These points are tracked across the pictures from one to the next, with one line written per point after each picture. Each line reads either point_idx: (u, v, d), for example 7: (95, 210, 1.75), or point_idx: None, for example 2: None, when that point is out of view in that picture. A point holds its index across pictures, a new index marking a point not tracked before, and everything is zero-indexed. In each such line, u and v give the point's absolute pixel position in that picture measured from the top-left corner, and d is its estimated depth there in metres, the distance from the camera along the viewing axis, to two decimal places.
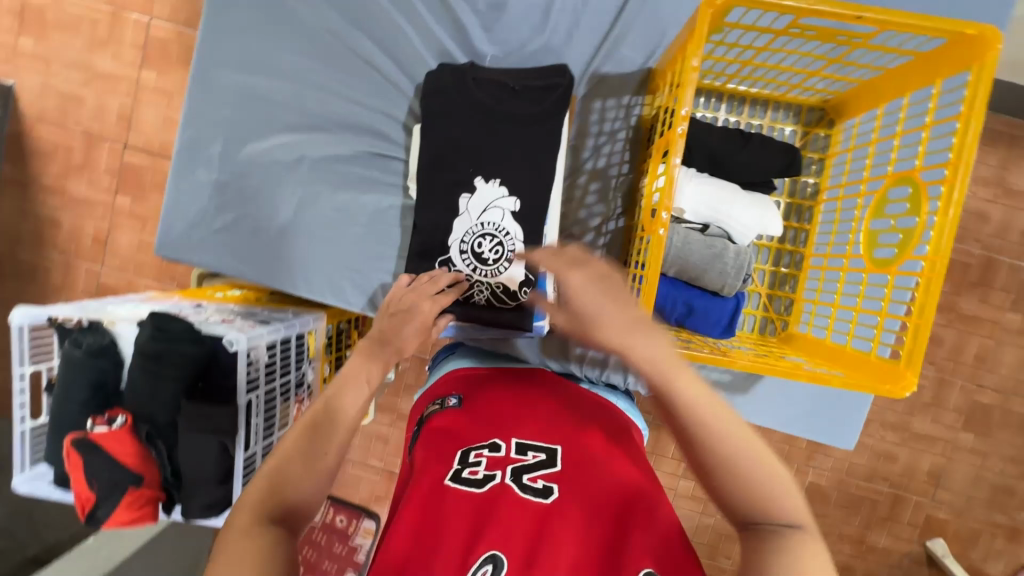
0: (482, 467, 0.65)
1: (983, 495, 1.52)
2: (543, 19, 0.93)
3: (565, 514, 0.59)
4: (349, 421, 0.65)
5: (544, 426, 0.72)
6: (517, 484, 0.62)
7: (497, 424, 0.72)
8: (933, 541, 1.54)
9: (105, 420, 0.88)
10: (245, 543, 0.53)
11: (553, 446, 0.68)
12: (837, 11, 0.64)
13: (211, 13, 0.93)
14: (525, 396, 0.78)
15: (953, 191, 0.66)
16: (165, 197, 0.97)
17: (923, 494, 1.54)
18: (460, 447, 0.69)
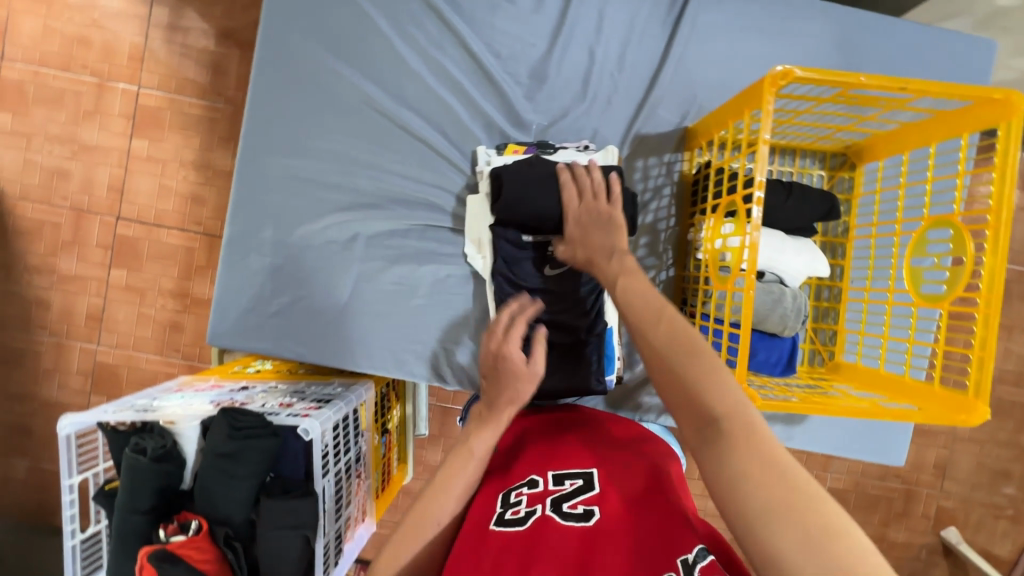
0: (524, 504, 0.66)
1: (985, 481, 1.62)
2: (583, 87, 0.98)
3: (609, 530, 0.60)
4: (478, 459, 0.70)
5: (577, 453, 0.74)
6: (558, 512, 0.63)
7: (533, 461, 0.74)
8: (947, 530, 1.63)
9: (176, 527, 0.85)
10: (416, 540, 0.65)
11: (587, 471, 0.70)
12: (884, 85, 0.72)
13: (258, 101, 0.95)
14: (553, 434, 0.80)
15: (998, 236, 0.73)
16: (216, 286, 0.96)
17: (933, 486, 1.63)
18: (500, 491, 0.71)
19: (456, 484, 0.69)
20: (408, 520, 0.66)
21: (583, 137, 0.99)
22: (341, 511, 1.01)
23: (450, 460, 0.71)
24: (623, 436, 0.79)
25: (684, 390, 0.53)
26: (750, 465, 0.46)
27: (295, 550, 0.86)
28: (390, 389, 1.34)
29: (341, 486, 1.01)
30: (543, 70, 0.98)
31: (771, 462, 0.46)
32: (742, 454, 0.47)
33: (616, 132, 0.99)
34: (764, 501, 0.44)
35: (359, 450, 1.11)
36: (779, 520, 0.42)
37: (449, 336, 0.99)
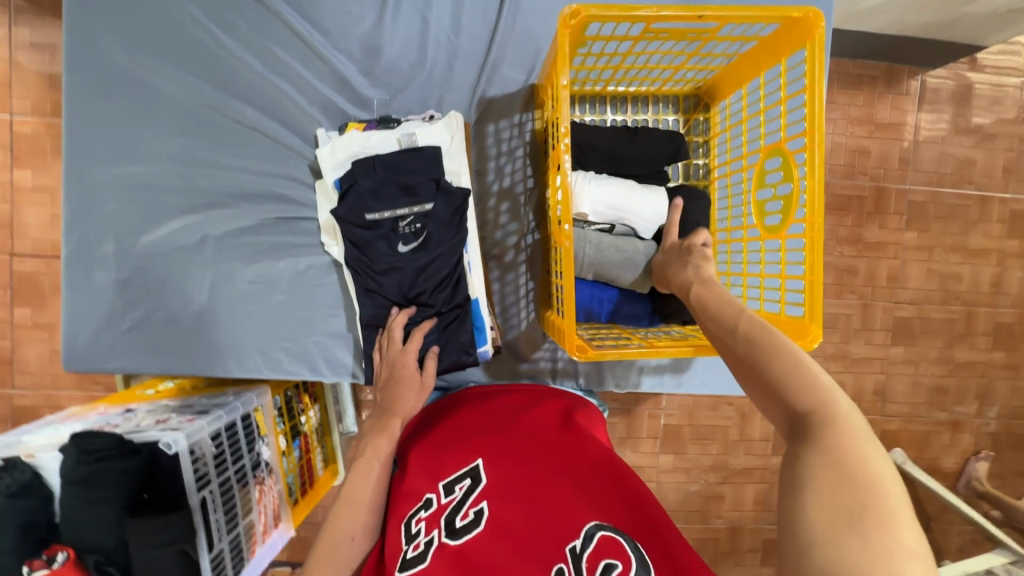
0: (423, 535, 0.65)
1: (923, 399, 1.66)
2: (421, 55, 0.95)
3: (502, 529, 0.60)
4: (382, 460, 0.77)
5: (464, 448, 0.73)
6: (452, 533, 0.63)
7: (424, 475, 0.72)
8: (892, 452, 1.66)
9: (43, 561, 0.82)
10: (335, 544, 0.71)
11: (472, 465, 0.70)
12: (681, 14, 0.69)
13: (76, 110, 0.89)
14: (440, 433, 0.79)
15: (814, 157, 0.73)
16: (62, 310, 0.91)
17: (875, 412, 1.66)
18: (403, 518, 0.69)
19: (362, 492, 0.74)
20: (322, 535, 0.72)
21: (428, 107, 0.96)
22: (237, 522, 0.98)
23: (356, 468, 0.76)
24: (516, 404, 0.82)
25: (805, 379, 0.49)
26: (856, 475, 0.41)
27: (174, 565, 0.85)
28: (298, 390, 1.31)
29: (234, 496, 0.98)
30: (377, 42, 0.93)
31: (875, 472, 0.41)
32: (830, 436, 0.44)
33: (462, 99, 0.97)
34: (823, 499, 0.40)
35: (258, 456, 1.08)
36: (840, 522, 0.39)
37: (319, 329, 0.96)
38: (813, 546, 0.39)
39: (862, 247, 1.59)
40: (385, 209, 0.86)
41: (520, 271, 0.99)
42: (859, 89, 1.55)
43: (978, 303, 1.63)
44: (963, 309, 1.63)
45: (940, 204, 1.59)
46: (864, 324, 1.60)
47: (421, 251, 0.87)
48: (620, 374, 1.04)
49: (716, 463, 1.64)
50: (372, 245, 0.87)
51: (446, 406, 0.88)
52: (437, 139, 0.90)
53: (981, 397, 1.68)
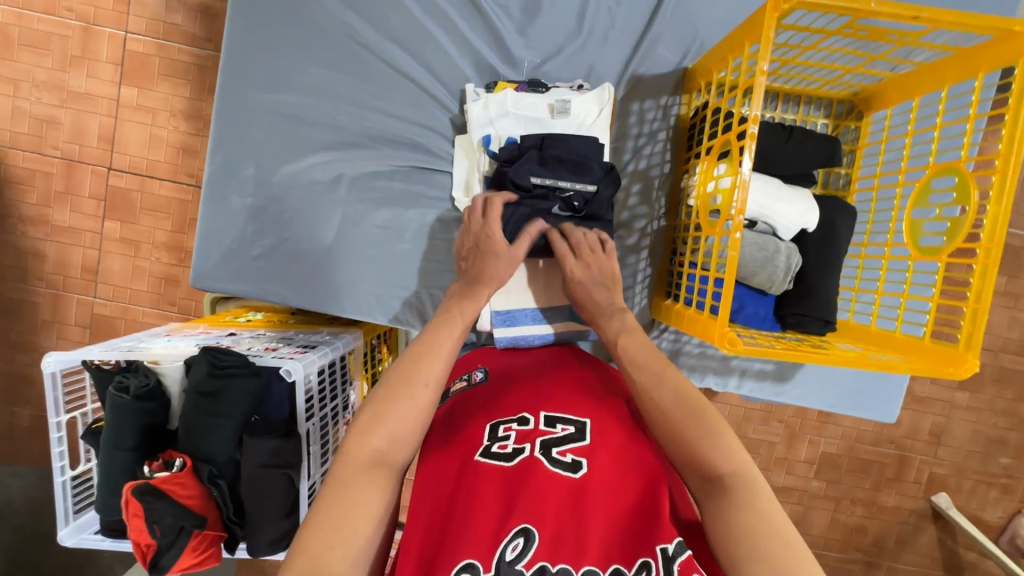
0: (511, 441, 0.67)
1: (979, 449, 1.61)
2: (579, 22, 0.93)
3: (595, 487, 0.60)
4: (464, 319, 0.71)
5: (573, 398, 0.72)
6: (546, 457, 0.63)
7: (526, 398, 0.73)
8: (937, 496, 1.63)
9: (161, 464, 0.86)
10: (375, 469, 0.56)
11: (582, 419, 0.69)
12: (896, 12, 0.66)
13: (234, 31, 0.90)
14: (546, 370, 0.79)
15: (1005, 182, 0.69)
16: (197, 227, 0.93)
17: (926, 453, 1.62)
18: (488, 422, 0.71)
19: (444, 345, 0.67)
20: (396, 368, 0.64)
21: (577, 76, 0.95)
22: (328, 456, 1.02)
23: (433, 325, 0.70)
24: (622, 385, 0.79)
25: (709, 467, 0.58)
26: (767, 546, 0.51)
27: (279, 487, 0.87)
28: (382, 340, 1.33)
29: (327, 431, 1.01)
30: (536, 2, 0.92)
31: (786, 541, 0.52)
32: (748, 522, 0.53)
33: (612, 73, 0.95)
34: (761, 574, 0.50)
35: (346, 397, 1.11)
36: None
37: (433, 283, 0.97)
38: None
39: None
40: (548, 175, 0.84)
41: (641, 256, 0.97)
42: None
43: None
44: None
45: None
46: None
47: (577, 221, 0.85)
48: (718, 375, 1.03)
49: None
50: (521, 207, 0.83)
51: (547, 351, 0.87)
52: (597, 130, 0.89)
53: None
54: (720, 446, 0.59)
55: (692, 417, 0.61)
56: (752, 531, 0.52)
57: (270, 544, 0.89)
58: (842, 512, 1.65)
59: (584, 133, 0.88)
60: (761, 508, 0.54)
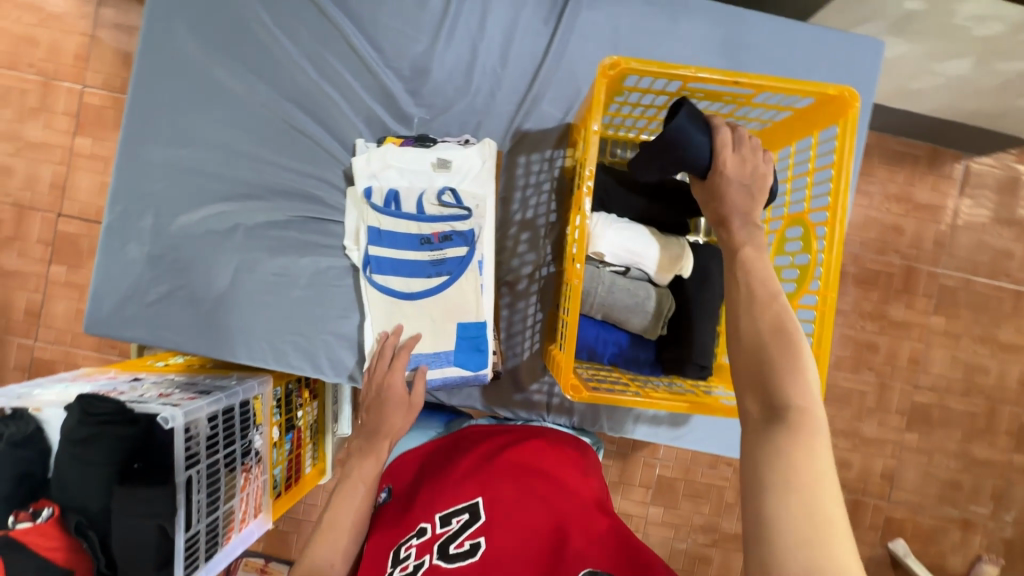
0: (412, 558, 0.65)
1: (933, 492, 1.57)
2: (466, 82, 0.99)
3: (492, 565, 0.59)
4: (364, 483, 0.79)
5: (463, 482, 0.71)
6: (443, 558, 0.62)
7: (421, 505, 0.73)
8: (895, 541, 1.55)
9: (28, 514, 0.84)
10: None
11: (473, 500, 0.68)
12: (718, 77, 0.72)
13: (137, 91, 0.95)
14: (445, 462, 0.78)
15: (834, 233, 0.73)
16: (93, 274, 0.96)
17: (881, 497, 1.57)
18: (392, 549, 0.70)
19: (343, 517, 0.76)
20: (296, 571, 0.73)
21: (467, 130, 1.00)
22: (217, 506, 1.00)
23: (340, 492, 0.79)
24: (530, 437, 0.81)
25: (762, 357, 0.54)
26: (801, 473, 0.46)
27: (151, 539, 0.86)
28: (301, 384, 1.33)
29: (219, 479, 1.00)
30: (426, 64, 0.98)
31: (821, 471, 0.46)
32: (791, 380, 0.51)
33: (498, 129, 1.00)
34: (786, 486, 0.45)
35: (249, 443, 1.09)
36: (797, 508, 0.44)
37: (327, 328, 0.99)
38: (771, 511, 0.45)
39: (884, 325, 1.53)
40: None
41: (530, 301, 1.00)
42: (899, 167, 1.53)
43: (1003, 400, 1.56)
44: (985, 403, 1.56)
45: (971, 292, 1.54)
46: (879, 403, 1.53)
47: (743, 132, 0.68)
48: (614, 420, 1.03)
49: (705, 523, 1.54)
50: None
51: (449, 437, 0.88)
52: (477, 205, 0.93)
53: (997, 498, 1.57)
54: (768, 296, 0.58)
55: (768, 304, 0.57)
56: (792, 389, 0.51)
57: None
58: None
59: (466, 184, 0.93)
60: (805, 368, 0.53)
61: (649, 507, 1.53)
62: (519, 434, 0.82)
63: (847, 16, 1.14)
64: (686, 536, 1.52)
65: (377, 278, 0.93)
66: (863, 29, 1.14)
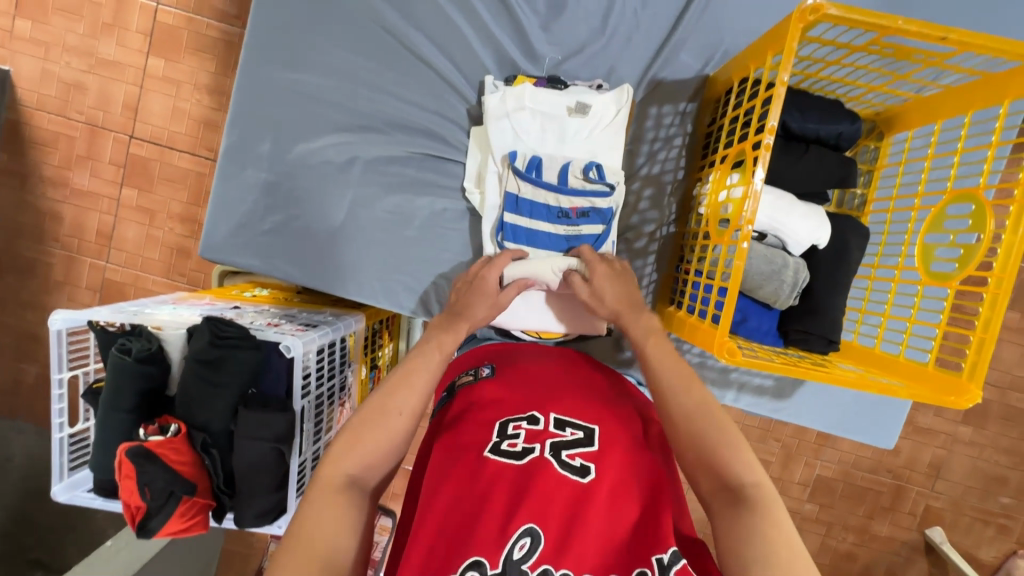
0: (522, 440, 0.71)
1: (978, 485, 1.57)
2: (603, 22, 0.92)
3: (597, 492, 0.65)
4: (443, 353, 0.77)
5: (581, 402, 0.76)
6: (556, 459, 0.68)
7: (533, 396, 0.77)
8: (932, 529, 1.59)
9: (156, 429, 0.87)
10: (337, 498, 0.61)
11: (591, 425, 0.72)
12: (923, 32, 0.65)
13: (261, 8, 0.90)
14: (559, 370, 0.82)
15: (1023, 211, 0.68)
16: (209, 199, 0.94)
17: (924, 485, 1.58)
18: (496, 421, 0.74)
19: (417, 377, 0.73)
20: (374, 398, 0.70)
21: (598, 75, 0.95)
22: (321, 435, 1.03)
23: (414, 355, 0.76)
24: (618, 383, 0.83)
25: (710, 459, 0.66)
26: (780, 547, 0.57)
27: (269, 462, 0.88)
28: (382, 327, 1.33)
29: (324, 410, 1.03)
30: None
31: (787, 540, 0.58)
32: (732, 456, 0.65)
33: (631, 76, 0.94)
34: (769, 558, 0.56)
35: (344, 379, 1.12)
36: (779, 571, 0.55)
37: (436, 271, 0.97)
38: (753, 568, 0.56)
39: None
40: None
41: (648, 261, 0.97)
42: None
43: None
44: None
45: None
46: None
47: None
48: (717, 387, 1.03)
49: None
50: None
51: (566, 356, 0.88)
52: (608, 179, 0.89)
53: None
54: (689, 422, 0.69)
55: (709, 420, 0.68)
56: (740, 471, 0.64)
57: (255, 517, 0.89)
58: (833, 537, 1.62)
59: (599, 134, 0.89)
60: (748, 459, 0.65)
61: None
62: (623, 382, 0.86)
63: None
64: None
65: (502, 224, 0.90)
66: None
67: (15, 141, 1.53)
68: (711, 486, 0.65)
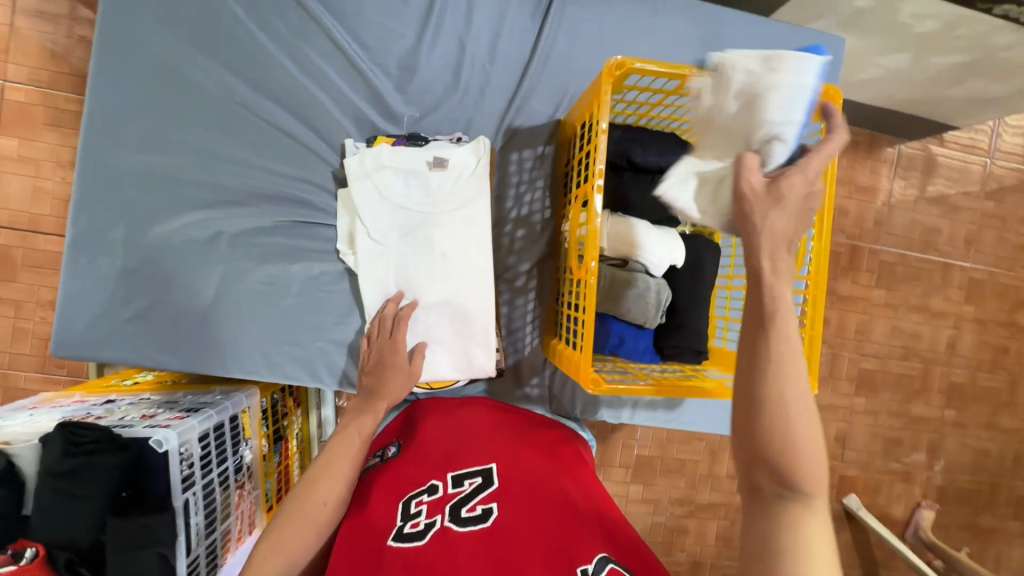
0: (423, 516, 0.69)
1: (878, 448, 1.70)
2: (455, 78, 0.97)
3: (507, 530, 0.64)
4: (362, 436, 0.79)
5: (475, 453, 0.78)
6: (456, 518, 0.67)
7: (431, 467, 0.77)
8: (848, 497, 1.69)
9: (8, 557, 0.76)
10: None
11: (485, 467, 0.74)
12: (714, 77, 0.75)
13: (100, 95, 0.87)
14: (460, 429, 0.84)
15: (822, 221, 0.78)
16: (58, 294, 0.87)
17: (835, 457, 1.69)
18: (400, 504, 0.73)
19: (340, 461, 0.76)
20: (299, 488, 0.74)
21: (457, 128, 0.99)
22: (215, 526, 0.95)
23: (334, 445, 0.78)
24: (524, 424, 0.87)
25: (777, 427, 0.47)
26: (826, 555, 0.44)
27: (149, 570, 0.81)
28: (285, 395, 1.28)
29: (215, 499, 0.95)
30: (413, 62, 0.96)
31: (834, 557, 0.44)
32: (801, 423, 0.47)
33: (489, 127, 1.00)
34: (813, 563, 0.43)
35: (241, 458, 1.04)
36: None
37: (324, 336, 0.96)
38: (792, 557, 0.43)
39: (835, 301, 1.64)
40: None
41: (529, 297, 1.01)
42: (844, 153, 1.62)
43: (934, 362, 1.70)
44: (920, 366, 1.70)
45: (907, 266, 1.67)
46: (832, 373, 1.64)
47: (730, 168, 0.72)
48: (613, 407, 1.06)
49: (682, 497, 1.60)
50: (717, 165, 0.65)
51: (471, 408, 0.89)
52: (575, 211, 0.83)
53: (929, 449, 1.72)
54: (786, 376, 0.48)
55: (780, 370, 0.48)
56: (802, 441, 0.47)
57: None
58: None
59: (461, 183, 0.92)
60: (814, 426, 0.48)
61: (630, 486, 1.57)
62: (528, 418, 0.89)
63: (807, 12, 1.19)
64: (665, 508, 1.57)
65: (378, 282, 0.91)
66: (815, 26, 1.21)
67: None
68: (770, 477, 0.47)
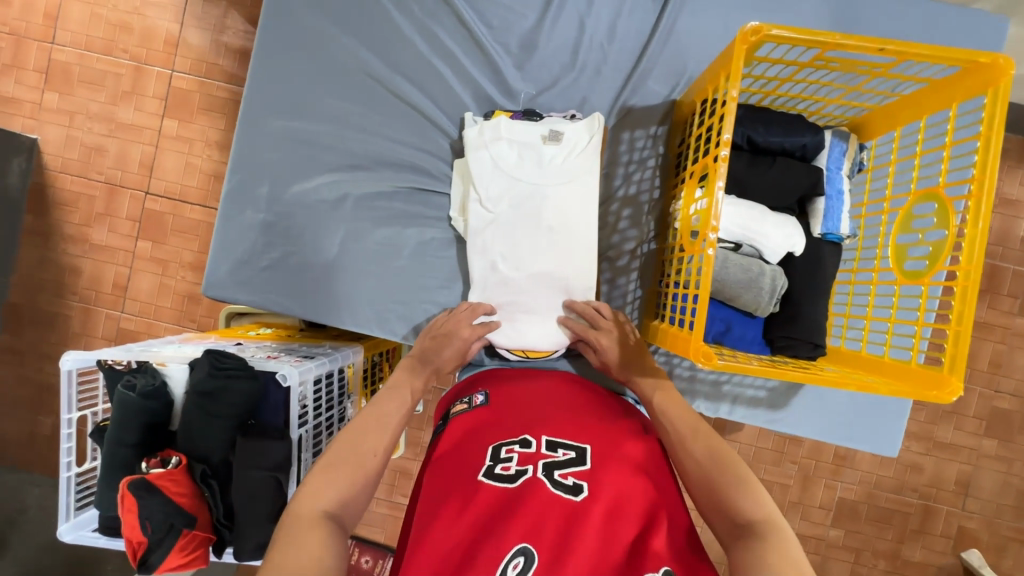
0: (515, 463, 0.69)
1: (1011, 503, 1.43)
2: (572, 58, 0.99)
3: (591, 510, 0.63)
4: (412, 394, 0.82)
5: (576, 423, 0.75)
6: (550, 479, 0.67)
7: (521, 421, 0.76)
8: (968, 552, 1.42)
9: (158, 461, 0.89)
10: (311, 532, 0.60)
11: (583, 445, 0.71)
12: (861, 45, 0.70)
13: (259, 69, 0.99)
14: (556, 394, 0.81)
15: (981, 205, 0.71)
16: (211, 240, 0.99)
17: (954, 504, 1.44)
18: (491, 445, 0.73)
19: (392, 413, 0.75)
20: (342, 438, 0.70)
21: (571, 106, 1.01)
22: None
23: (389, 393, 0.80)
24: (608, 397, 0.84)
25: (721, 488, 0.65)
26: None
27: (268, 492, 0.89)
28: (382, 360, 1.34)
29: (321, 441, 1.04)
30: (533, 40, 0.99)
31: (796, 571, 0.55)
32: (750, 500, 0.62)
33: (603, 105, 1.00)
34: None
35: (343, 410, 1.11)
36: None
37: (428, 297, 1.01)
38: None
39: None
40: None
41: (631, 277, 1.00)
42: None
43: None
44: None
45: None
46: (956, 405, 1.41)
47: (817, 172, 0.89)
48: (711, 400, 1.03)
49: None
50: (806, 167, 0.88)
51: (556, 376, 0.86)
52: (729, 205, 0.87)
53: None
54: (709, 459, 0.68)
55: (718, 464, 0.67)
56: (747, 502, 0.62)
57: (256, 549, 0.90)
58: (864, 566, 1.45)
59: (575, 155, 0.94)
60: (752, 488, 0.64)
61: None
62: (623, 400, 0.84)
63: None
64: None
65: (485, 248, 0.95)
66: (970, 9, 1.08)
67: (40, 204, 1.57)
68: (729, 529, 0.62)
